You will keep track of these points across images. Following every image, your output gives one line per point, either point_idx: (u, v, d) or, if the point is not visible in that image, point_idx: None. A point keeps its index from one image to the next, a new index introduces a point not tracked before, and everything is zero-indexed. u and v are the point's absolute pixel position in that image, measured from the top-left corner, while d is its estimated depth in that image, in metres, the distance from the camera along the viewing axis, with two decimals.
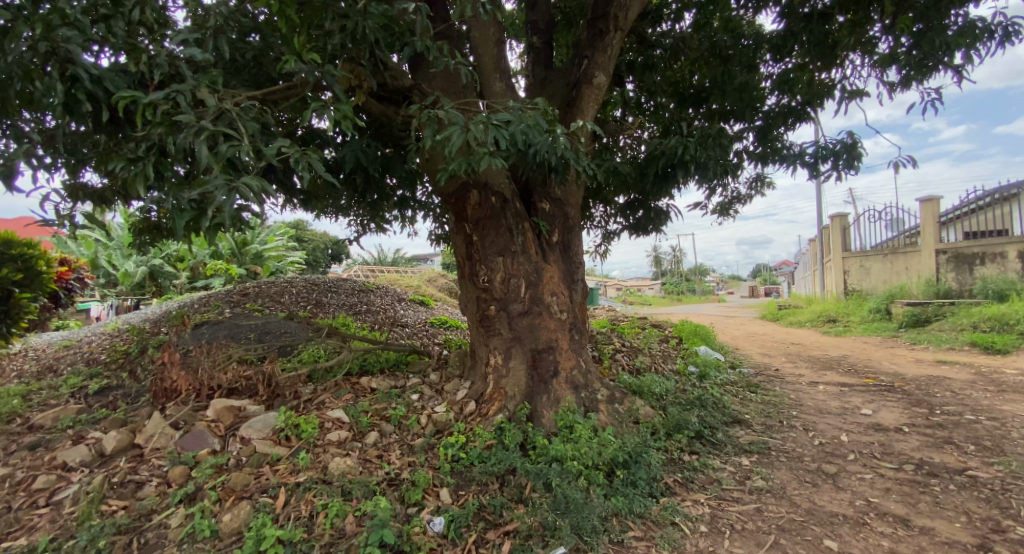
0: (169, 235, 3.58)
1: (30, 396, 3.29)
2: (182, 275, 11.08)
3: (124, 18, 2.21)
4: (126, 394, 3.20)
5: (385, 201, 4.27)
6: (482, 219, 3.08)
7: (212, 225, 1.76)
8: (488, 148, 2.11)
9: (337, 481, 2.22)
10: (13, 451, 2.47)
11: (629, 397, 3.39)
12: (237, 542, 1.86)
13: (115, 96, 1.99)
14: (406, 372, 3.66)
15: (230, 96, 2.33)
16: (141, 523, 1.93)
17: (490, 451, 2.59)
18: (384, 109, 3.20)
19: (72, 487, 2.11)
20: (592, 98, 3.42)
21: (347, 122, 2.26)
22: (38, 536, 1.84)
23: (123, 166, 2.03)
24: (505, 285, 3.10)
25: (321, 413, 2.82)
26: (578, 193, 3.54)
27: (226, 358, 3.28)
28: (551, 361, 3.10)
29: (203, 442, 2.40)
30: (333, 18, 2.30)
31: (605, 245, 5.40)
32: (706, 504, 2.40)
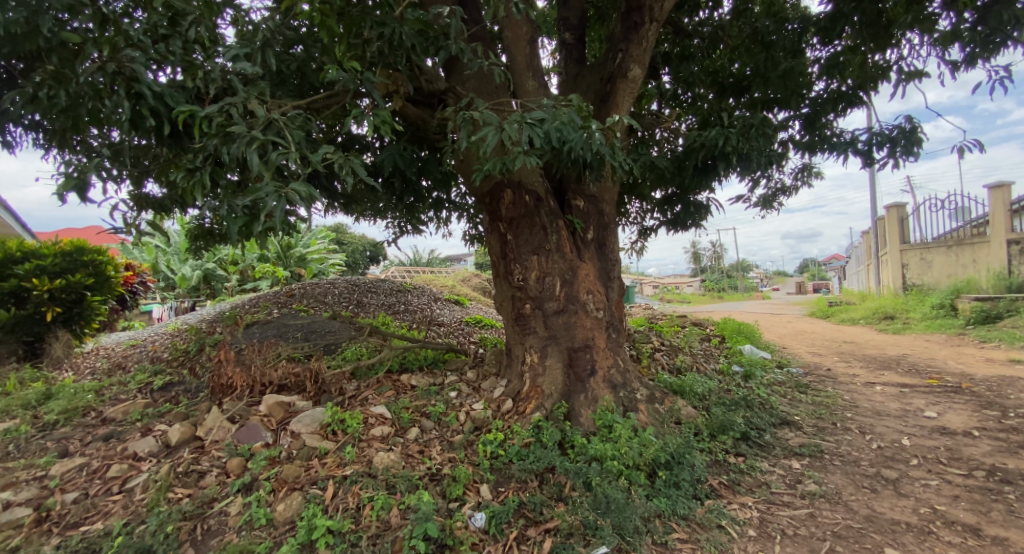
0: (222, 240, 3.80)
1: (104, 390, 3.58)
2: (233, 278, 11.73)
3: (182, 38, 2.36)
4: (187, 389, 3.43)
5: (421, 202, 4.35)
6: (516, 218, 3.09)
7: (264, 230, 1.86)
8: (523, 147, 2.12)
9: (381, 474, 2.29)
10: (90, 442, 2.69)
11: (670, 396, 3.32)
12: (290, 531, 1.96)
13: (175, 111, 2.13)
14: (444, 370, 3.72)
15: (277, 106, 2.45)
16: (204, 510, 2.06)
17: (528, 449, 2.60)
18: (421, 113, 3.26)
19: (141, 476, 2.27)
20: (627, 93, 3.36)
21: (386, 127, 2.33)
22: (113, 520, 1.99)
23: (183, 176, 2.18)
24: (539, 284, 3.09)
25: (364, 409, 2.91)
26: (613, 190, 3.49)
27: (276, 356, 3.45)
28: (588, 360, 3.07)
29: (257, 435, 2.53)
30: (371, 26, 2.38)
31: (641, 242, 5.30)
32: (755, 508, 2.32)
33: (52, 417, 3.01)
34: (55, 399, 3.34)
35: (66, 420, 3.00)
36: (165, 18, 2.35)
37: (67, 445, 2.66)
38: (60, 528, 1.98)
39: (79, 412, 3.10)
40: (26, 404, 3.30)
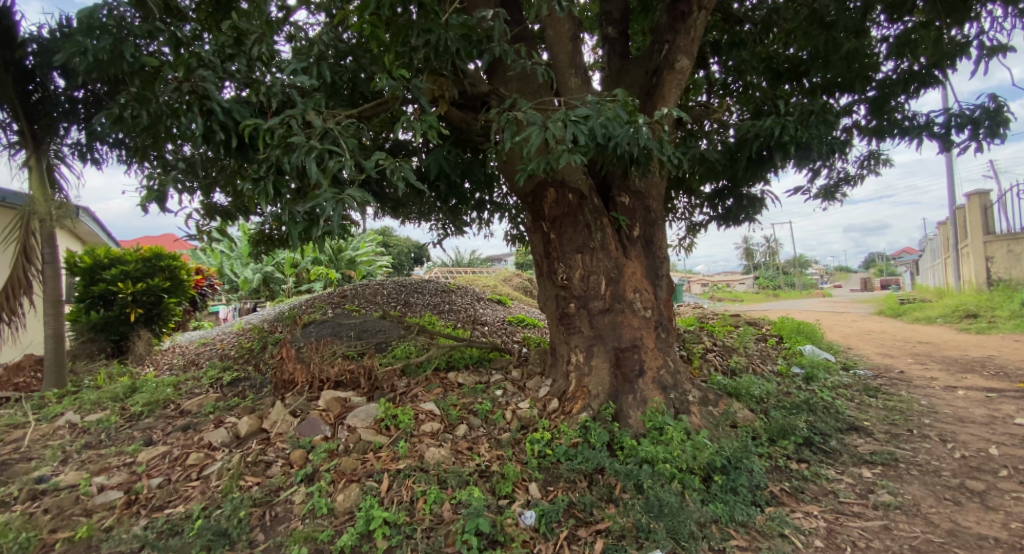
0: (281, 245, 4.04)
1: (181, 384, 3.90)
2: (289, 280, 12.45)
3: (247, 57, 2.55)
4: (253, 384, 3.67)
5: (465, 204, 4.42)
6: (559, 217, 3.08)
7: (322, 235, 1.97)
8: (567, 145, 2.10)
9: (433, 469, 2.35)
10: (170, 432, 2.93)
11: (725, 399, 3.20)
12: (349, 521, 2.05)
13: (241, 125, 2.29)
14: (489, 368, 3.77)
15: (331, 117, 2.57)
16: (271, 497, 2.20)
17: (576, 449, 2.58)
18: (464, 117, 3.31)
19: (216, 464, 2.45)
20: (674, 84, 3.26)
21: (432, 131, 2.39)
22: (193, 504, 2.16)
23: (248, 186, 2.34)
24: (584, 282, 3.07)
25: (415, 405, 3.00)
26: (660, 185, 3.40)
27: (332, 354, 3.62)
28: (636, 360, 3.01)
29: (317, 429, 2.67)
30: (417, 33, 2.44)
31: (690, 239, 5.12)
32: (821, 517, 2.18)
33: (138, 409, 3.31)
34: (140, 392, 3.67)
35: (149, 411, 3.29)
36: (232, 38, 2.56)
37: (151, 434, 2.92)
38: (148, 509, 2.17)
39: (161, 404, 3.39)
40: (115, 397, 3.64)
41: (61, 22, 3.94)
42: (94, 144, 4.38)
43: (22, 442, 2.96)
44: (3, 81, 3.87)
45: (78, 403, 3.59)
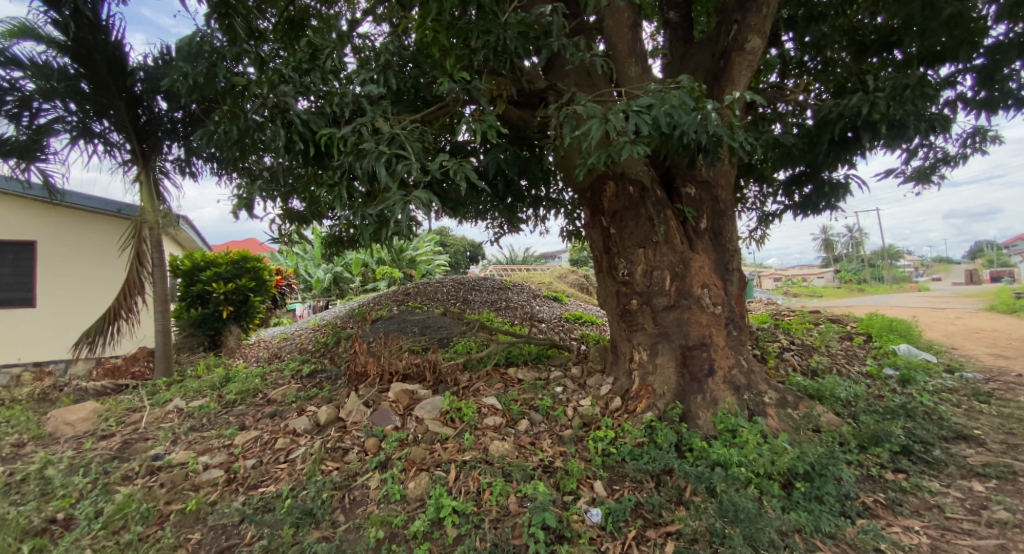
0: (351, 245, 4.29)
1: (268, 375, 4.26)
2: (356, 279, 13.24)
3: (322, 71, 2.74)
4: (329, 376, 3.94)
5: (521, 201, 4.44)
6: (620, 211, 3.00)
7: (390, 235, 2.09)
8: (630, 137, 2.03)
9: (498, 462, 2.40)
10: (260, 418, 3.22)
11: (805, 401, 2.98)
12: (420, 508, 2.15)
13: (318, 135, 2.46)
14: (548, 365, 3.77)
15: (397, 122, 2.69)
16: (349, 482, 2.35)
17: (642, 449, 2.52)
18: (522, 114, 3.32)
19: (301, 449, 2.65)
20: (744, 66, 3.08)
21: (492, 130, 2.43)
22: (282, 485, 2.36)
23: (325, 192, 2.50)
24: (647, 278, 2.97)
25: (478, 399, 3.06)
26: (730, 174, 3.21)
27: (399, 348, 3.79)
28: (705, 359, 2.88)
29: (388, 419, 2.80)
30: (478, 35, 2.48)
31: (762, 230, 4.80)
32: (924, 533, 1.97)
33: (232, 397, 3.66)
34: (233, 382, 4.06)
35: (241, 399, 3.63)
36: (308, 54, 2.75)
37: (245, 420, 3.22)
38: (245, 487, 2.40)
39: (251, 393, 3.73)
40: (213, 386, 4.05)
41: (162, 50, 4.43)
42: (192, 158, 4.91)
43: (140, 423, 3.36)
44: (118, 106, 4.41)
45: (184, 390, 4.04)
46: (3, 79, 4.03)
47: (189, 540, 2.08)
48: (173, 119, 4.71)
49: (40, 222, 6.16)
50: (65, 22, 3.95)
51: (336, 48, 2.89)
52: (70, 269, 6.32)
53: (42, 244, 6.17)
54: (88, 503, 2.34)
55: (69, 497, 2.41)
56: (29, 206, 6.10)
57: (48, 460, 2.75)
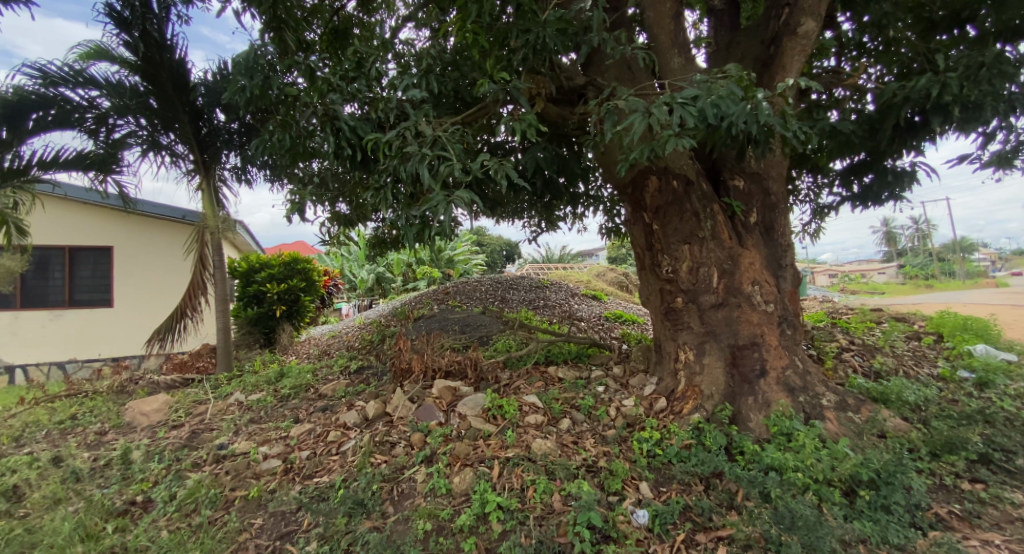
0: (393, 246, 4.41)
1: (318, 370, 4.46)
2: (398, 279, 13.65)
3: (367, 79, 2.84)
4: (375, 372, 4.07)
5: (560, 199, 4.41)
6: (663, 207, 2.93)
7: (433, 235, 2.14)
8: (675, 130, 1.96)
9: (541, 460, 2.41)
10: (312, 412, 3.37)
11: (868, 405, 2.80)
12: (466, 502, 2.19)
13: (365, 140, 2.54)
14: (589, 364, 3.72)
15: (438, 124, 2.74)
16: (397, 474, 2.42)
17: (690, 451, 2.45)
18: (561, 111, 3.30)
19: (351, 442, 2.76)
20: (797, 52, 2.92)
21: (531, 129, 2.43)
22: (334, 476, 2.46)
23: (371, 195, 2.59)
24: (692, 275, 2.89)
25: (519, 397, 3.08)
26: (782, 164, 3.06)
27: (441, 346, 3.87)
28: (756, 359, 2.77)
29: (432, 414, 2.87)
30: (517, 35, 2.48)
31: (816, 223, 4.55)
32: (1007, 549, 1.81)
33: (287, 391, 3.86)
34: (287, 377, 4.28)
35: (295, 393, 3.82)
36: (353, 63, 2.85)
37: (298, 413, 3.39)
38: (301, 477, 2.53)
39: (303, 387, 3.92)
40: (269, 381, 4.28)
41: (219, 65, 4.70)
42: (248, 166, 5.20)
43: (206, 415, 3.61)
44: (182, 119, 4.74)
45: (244, 384, 4.29)
46: (83, 98, 4.41)
47: (252, 524, 2.22)
48: (230, 130, 5.00)
49: (115, 229, 6.72)
50: (135, 43, 4.34)
51: (379, 56, 2.98)
52: (141, 272, 6.84)
53: (117, 249, 6.72)
54: (162, 487, 2.53)
55: (146, 481, 2.61)
56: (105, 214, 6.66)
57: (128, 446, 3.00)
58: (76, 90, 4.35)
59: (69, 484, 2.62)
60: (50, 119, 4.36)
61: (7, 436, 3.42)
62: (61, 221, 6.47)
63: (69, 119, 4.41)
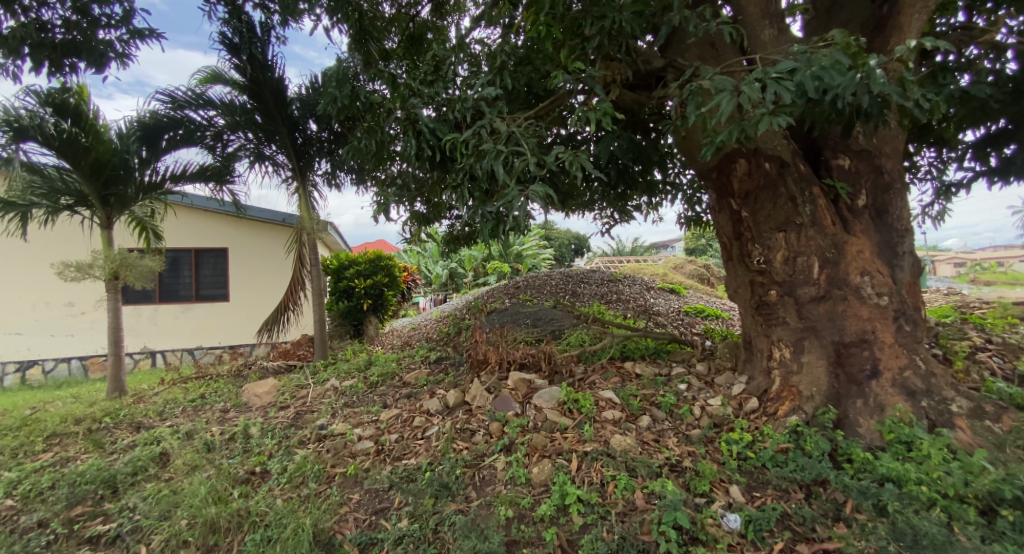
0: (468, 241, 4.54)
1: (402, 359, 4.74)
2: (469, 274, 14.11)
3: (444, 81, 2.94)
4: (453, 362, 4.25)
5: (635, 188, 4.24)
6: (753, 192, 2.72)
7: (508, 230, 2.18)
8: (768, 107, 1.79)
9: (620, 455, 2.36)
10: (399, 398, 3.58)
11: (1012, 414, 2.40)
12: (545, 493, 2.22)
13: (444, 141, 2.64)
14: (669, 360, 3.55)
15: (512, 120, 2.77)
16: (478, 461, 2.50)
17: (787, 456, 2.27)
18: (638, 97, 3.17)
19: (435, 428, 2.90)
20: (919, 8, 2.50)
21: (608, 117, 2.36)
22: (421, 459, 2.61)
23: (449, 193, 2.68)
24: (788, 266, 2.67)
25: (594, 392, 3.03)
26: (898, 139, 2.69)
27: (514, 339, 3.93)
28: (866, 359, 2.49)
29: (509, 405, 2.93)
30: (592, 22, 2.41)
31: (940, 203, 3.97)
32: None
33: (375, 378, 4.14)
34: (375, 365, 4.60)
35: (382, 380, 4.09)
36: (432, 67, 2.98)
37: (386, 399, 3.62)
38: (391, 457, 2.71)
39: (389, 375, 4.18)
40: (359, 368, 4.63)
41: (311, 79, 5.12)
42: (337, 171, 5.63)
43: (307, 398, 3.98)
44: (281, 131, 5.23)
45: (338, 371, 4.68)
46: (203, 118, 5.02)
47: (351, 498, 2.42)
48: (321, 138, 5.44)
49: (229, 232, 7.61)
50: (244, 65, 4.88)
51: (454, 57, 3.06)
52: (251, 269, 7.70)
53: (231, 250, 7.61)
54: (276, 460, 2.84)
55: (262, 455, 2.95)
56: (221, 219, 7.55)
57: (247, 423, 3.39)
58: (197, 111, 4.96)
59: (203, 453, 3.03)
60: (178, 138, 5.01)
61: (154, 411, 4.03)
62: (188, 226, 7.44)
63: (193, 137, 5.05)
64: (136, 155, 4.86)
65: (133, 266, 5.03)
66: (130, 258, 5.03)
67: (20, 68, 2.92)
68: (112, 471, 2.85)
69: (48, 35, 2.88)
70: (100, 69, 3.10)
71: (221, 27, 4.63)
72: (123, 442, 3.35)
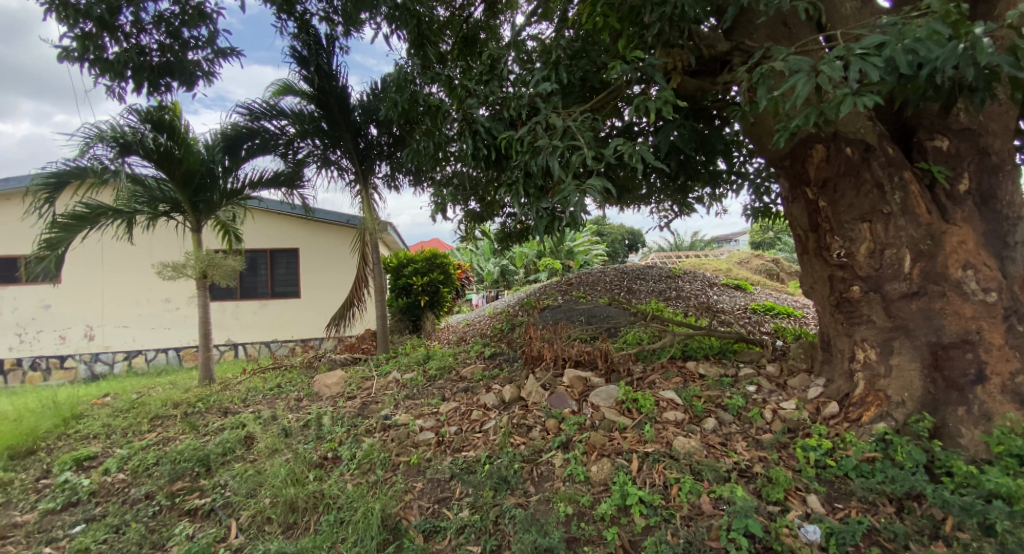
0: (522, 238, 4.55)
1: (458, 354, 4.85)
2: (520, 271, 14.17)
3: (498, 79, 2.97)
4: (507, 358, 4.29)
5: (696, 179, 4.05)
6: (832, 180, 2.53)
7: (564, 226, 2.17)
8: (852, 86, 1.63)
9: (684, 458, 2.28)
10: (456, 392, 3.67)
11: None
12: (605, 492, 2.19)
13: (500, 139, 2.67)
14: (736, 361, 3.37)
15: (568, 114, 2.75)
16: (535, 457, 2.52)
17: (873, 466, 2.09)
18: (701, 84, 3.02)
19: (492, 422, 2.95)
20: None
21: (669, 106, 2.26)
22: (480, 452, 2.66)
23: (505, 190, 2.70)
24: (874, 259, 2.46)
25: (654, 392, 2.94)
26: (1011, 114, 2.35)
27: (569, 336, 3.90)
28: (970, 363, 2.23)
29: (565, 402, 2.92)
30: (652, 10, 2.33)
31: None
32: None
33: (433, 372, 4.28)
34: (433, 360, 4.74)
35: (440, 374, 4.21)
36: (487, 67, 3.02)
37: (444, 392, 3.73)
38: (451, 449, 2.79)
39: (447, 369, 4.30)
40: (418, 362, 4.80)
41: (371, 87, 5.36)
42: (396, 173, 5.87)
43: (372, 389, 4.19)
44: (344, 137, 5.50)
45: (399, 364, 4.88)
46: (276, 128, 5.40)
47: (414, 486, 2.51)
48: (381, 142, 5.68)
49: (299, 233, 8.14)
50: (312, 76, 5.19)
51: (509, 54, 3.07)
52: (319, 268, 8.19)
53: (301, 250, 8.14)
54: (346, 447, 3.01)
55: (333, 441, 3.13)
56: (292, 221, 8.10)
57: (320, 412, 3.62)
58: (271, 121, 5.34)
59: (282, 438, 3.27)
60: (256, 147, 5.42)
61: (238, 398, 4.41)
62: (263, 229, 8.03)
63: (268, 146, 5.45)
64: (220, 164, 5.32)
65: (219, 265, 5.51)
66: (217, 258, 5.52)
67: (124, 89, 3.28)
68: (205, 451, 3.15)
69: (147, 58, 3.21)
70: (190, 87, 3.43)
71: (292, 42, 4.96)
72: (214, 425, 3.69)
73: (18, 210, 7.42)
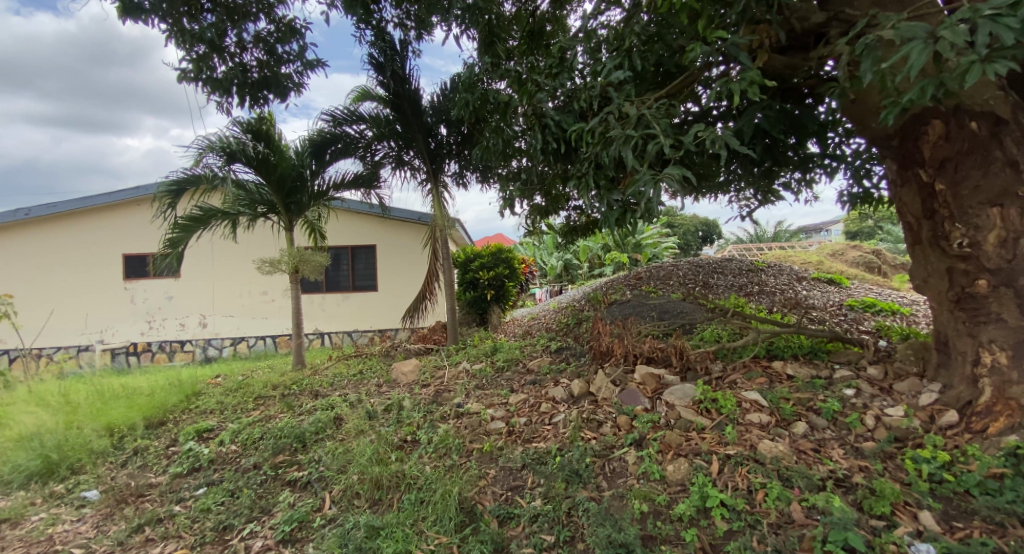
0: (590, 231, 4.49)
1: (525, 347, 4.91)
2: (584, 265, 13.96)
3: (569, 71, 2.95)
4: (574, 353, 4.26)
5: (783, 165, 3.75)
6: (953, 159, 2.24)
7: (638, 218, 2.11)
8: (982, 50, 1.42)
9: (771, 463, 2.15)
10: (524, 384, 3.73)
11: None
12: (682, 492, 2.12)
13: (571, 131, 2.64)
14: (829, 361, 3.09)
15: (642, 102, 2.65)
16: (607, 452, 2.49)
17: (1002, 484, 1.83)
18: (791, 61, 2.79)
19: (561, 415, 2.96)
20: None
21: (755, 87, 2.11)
22: (550, 444, 2.68)
23: (574, 183, 2.68)
24: (1006, 249, 2.14)
25: (736, 392, 2.78)
26: None
27: (638, 332, 3.80)
28: None
29: (637, 399, 2.85)
30: None
31: None
32: None
33: (501, 363, 4.37)
34: (501, 352, 4.84)
35: (508, 366, 4.30)
36: (557, 60, 3.00)
37: (513, 384, 3.79)
38: (522, 440, 2.84)
39: (514, 362, 4.37)
40: (486, 354, 4.93)
41: (442, 87, 5.53)
42: (465, 171, 6.04)
43: (444, 378, 4.36)
44: (416, 138, 5.74)
45: (468, 355, 5.04)
46: (356, 132, 5.75)
47: (488, 473, 2.60)
48: (451, 141, 5.86)
49: (376, 231, 8.63)
50: (387, 81, 5.47)
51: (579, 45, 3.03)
52: (394, 263, 8.65)
53: (379, 246, 8.63)
54: (424, 431, 3.17)
55: (412, 425, 3.30)
56: (370, 220, 8.62)
57: (399, 397, 3.84)
58: (352, 126, 5.69)
59: (366, 420, 3.51)
60: (338, 150, 5.81)
61: (326, 382, 4.80)
62: (345, 227, 8.61)
63: (349, 149, 5.82)
64: (309, 168, 5.79)
65: (308, 260, 6.02)
66: (306, 254, 6.03)
67: (231, 104, 3.67)
68: (301, 429, 3.46)
69: (248, 74, 3.56)
70: (284, 98, 3.75)
71: (371, 50, 5.26)
72: (307, 406, 4.04)
73: (147, 213, 8.56)
